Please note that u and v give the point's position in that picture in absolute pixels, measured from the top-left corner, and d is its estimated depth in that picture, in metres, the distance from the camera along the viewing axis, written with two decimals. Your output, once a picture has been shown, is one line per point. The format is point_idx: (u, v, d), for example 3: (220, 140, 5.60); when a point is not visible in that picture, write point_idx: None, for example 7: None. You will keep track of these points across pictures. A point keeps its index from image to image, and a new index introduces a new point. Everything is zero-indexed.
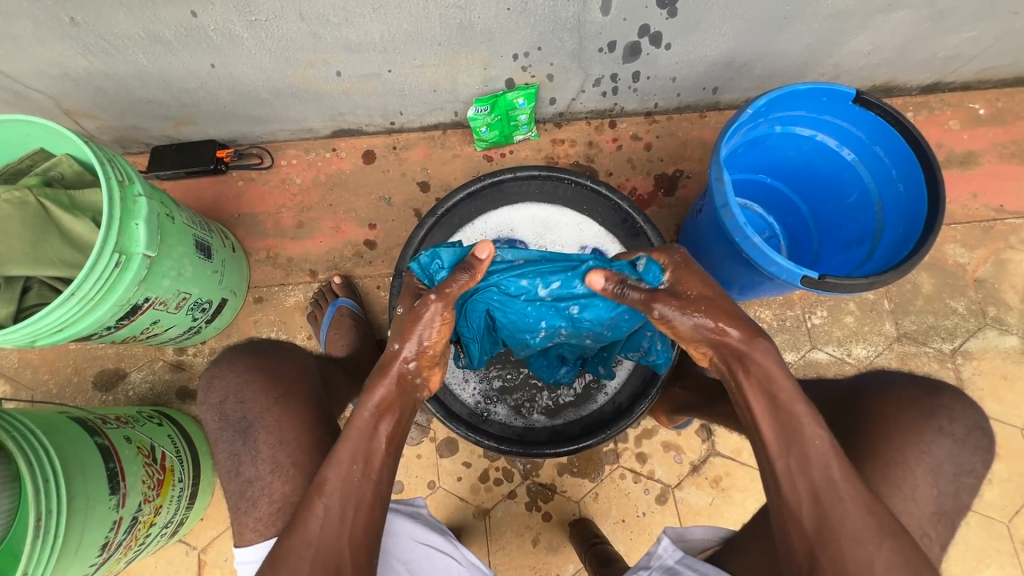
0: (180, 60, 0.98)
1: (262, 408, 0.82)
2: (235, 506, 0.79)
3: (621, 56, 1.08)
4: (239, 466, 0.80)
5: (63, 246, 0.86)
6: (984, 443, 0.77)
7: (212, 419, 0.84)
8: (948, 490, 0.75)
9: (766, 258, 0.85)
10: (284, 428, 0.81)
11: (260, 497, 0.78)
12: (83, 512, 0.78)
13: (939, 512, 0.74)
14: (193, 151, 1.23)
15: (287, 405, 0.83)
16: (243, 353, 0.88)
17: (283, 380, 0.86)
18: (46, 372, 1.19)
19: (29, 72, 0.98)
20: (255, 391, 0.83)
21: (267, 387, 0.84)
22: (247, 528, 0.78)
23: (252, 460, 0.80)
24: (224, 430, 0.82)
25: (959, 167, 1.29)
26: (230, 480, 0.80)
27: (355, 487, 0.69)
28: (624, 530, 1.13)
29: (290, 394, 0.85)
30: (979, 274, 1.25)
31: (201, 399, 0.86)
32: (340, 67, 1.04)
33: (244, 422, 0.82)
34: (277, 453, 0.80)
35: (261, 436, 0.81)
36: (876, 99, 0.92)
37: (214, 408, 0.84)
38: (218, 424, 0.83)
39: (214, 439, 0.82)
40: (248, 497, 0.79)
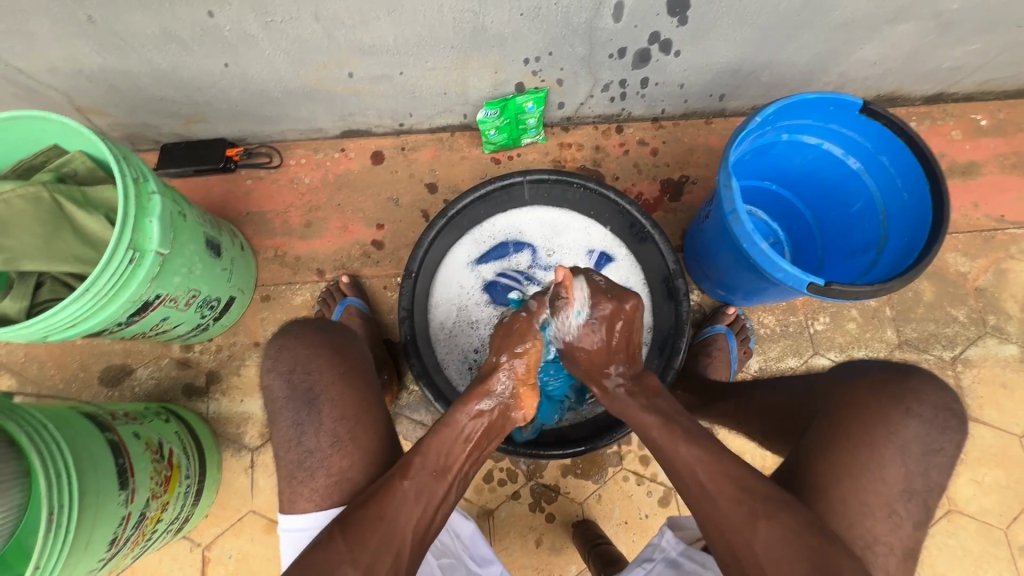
0: (194, 59, 0.98)
1: (327, 381, 0.79)
2: (290, 476, 0.77)
3: (631, 62, 1.09)
4: (299, 437, 0.77)
5: (76, 242, 0.86)
6: (954, 424, 0.70)
7: (278, 387, 0.79)
8: (916, 471, 0.69)
9: (774, 264, 0.87)
10: (347, 404, 0.79)
11: (317, 469, 0.76)
12: (93, 506, 0.79)
13: (908, 492, 0.68)
14: (203, 149, 1.23)
15: (353, 380, 0.81)
16: (311, 325, 0.84)
17: (348, 356, 0.83)
18: (52, 367, 1.19)
19: (44, 69, 0.98)
20: (324, 364, 0.80)
21: (334, 360, 0.81)
22: (300, 498, 0.76)
23: (314, 431, 0.77)
24: (289, 401, 0.78)
25: (960, 177, 1.31)
26: (287, 450, 0.77)
27: (427, 481, 0.72)
28: (627, 532, 1.14)
29: (354, 369, 0.82)
30: (980, 283, 1.26)
31: (267, 367, 0.81)
32: (352, 69, 1.05)
33: (309, 394, 0.78)
34: (338, 428, 0.77)
35: (324, 409, 0.78)
36: (883, 109, 0.93)
37: (280, 375, 0.80)
38: (284, 394, 0.79)
39: (278, 407, 0.78)
40: (305, 467, 0.77)
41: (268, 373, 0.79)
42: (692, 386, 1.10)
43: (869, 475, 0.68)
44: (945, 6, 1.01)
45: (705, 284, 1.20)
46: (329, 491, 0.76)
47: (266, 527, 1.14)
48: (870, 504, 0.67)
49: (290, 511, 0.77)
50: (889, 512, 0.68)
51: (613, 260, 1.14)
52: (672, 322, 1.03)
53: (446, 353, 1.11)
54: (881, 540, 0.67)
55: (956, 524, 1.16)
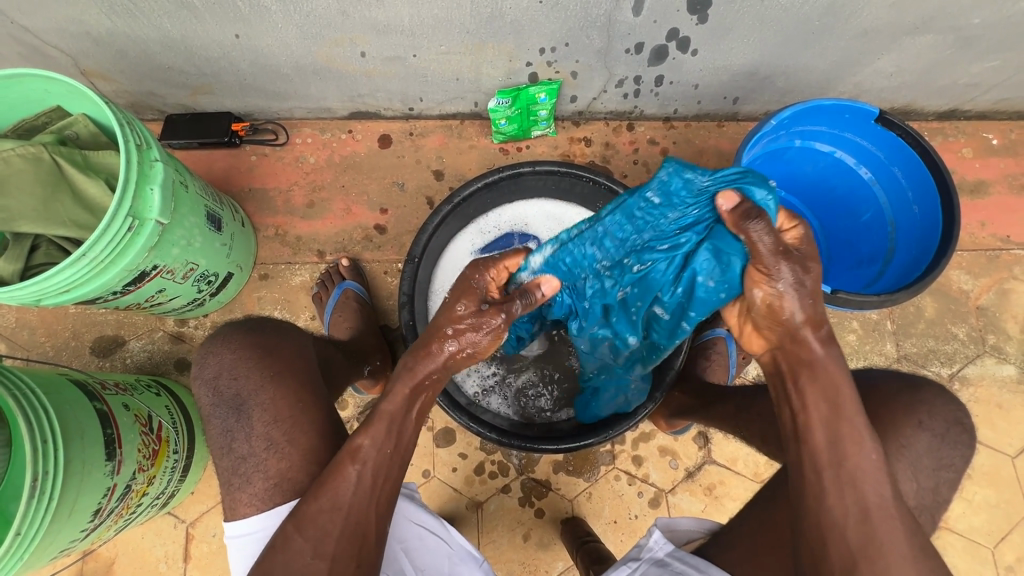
0: (204, 28, 0.97)
1: (255, 385, 0.80)
2: (228, 482, 0.78)
3: (647, 58, 1.08)
4: (231, 443, 0.79)
5: (75, 206, 0.84)
6: (966, 439, 0.74)
7: (205, 395, 0.82)
8: (927, 486, 0.73)
9: None
10: (279, 406, 0.80)
11: (255, 472, 0.77)
12: (78, 476, 0.77)
13: (917, 507, 0.72)
14: (208, 123, 1.22)
15: (284, 383, 0.81)
16: (237, 330, 0.86)
17: (278, 359, 0.84)
18: (43, 334, 1.17)
19: (51, 29, 0.96)
20: (249, 368, 0.82)
21: (262, 365, 0.82)
22: (240, 503, 0.76)
23: (246, 437, 0.78)
24: (217, 406, 0.80)
25: (969, 196, 1.31)
26: (222, 457, 0.79)
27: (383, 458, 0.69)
28: (616, 531, 1.13)
29: (286, 372, 0.83)
30: (982, 302, 1.26)
31: (195, 373, 0.84)
32: (365, 48, 1.03)
33: (238, 399, 0.80)
34: (270, 431, 0.78)
35: (255, 413, 0.79)
36: (898, 120, 0.93)
37: (207, 382, 0.82)
38: (212, 400, 0.81)
39: (206, 415, 0.81)
40: (241, 472, 0.77)
41: (195, 380, 0.82)
42: (689, 388, 1.09)
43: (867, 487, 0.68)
44: (966, 20, 1.00)
45: None
46: (285, 485, 0.76)
47: None
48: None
49: (277, 489, 0.75)
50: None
51: None
52: None
53: None
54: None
55: (944, 541, 1.16)
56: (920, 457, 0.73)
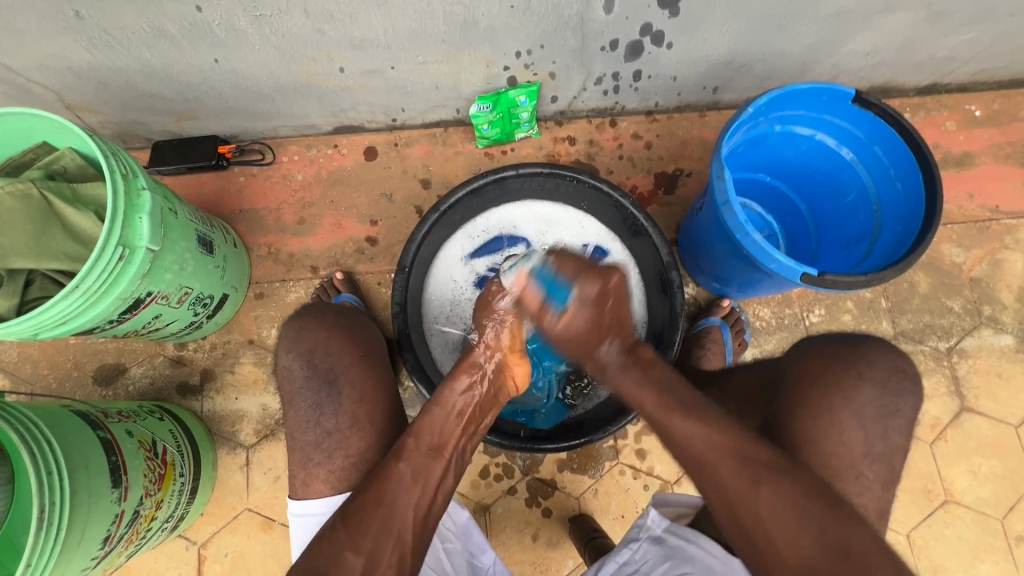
0: (183, 55, 0.98)
1: (348, 363, 0.80)
2: (306, 457, 0.78)
3: (623, 55, 1.08)
4: (318, 417, 0.78)
5: (66, 240, 0.86)
6: (908, 385, 0.74)
7: (297, 367, 0.80)
8: (875, 432, 0.73)
9: (767, 255, 0.86)
10: (365, 385, 0.80)
11: (336, 450, 0.78)
12: (86, 504, 0.78)
13: (869, 454, 0.73)
14: (195, 147, 1.23)
15: (375, 365, 0.83)
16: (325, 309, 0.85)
17: (368, 340, 0.85)
18: (46, 366, 1.19)
19: (32, 66, 0.98)
20: (343, 345, 0.81)
21: (353, 343, 0.83)
22: (315, 479, 0.77)
23: (334, 413, 0.78)
24: (309, 380, 0.79)
25: (955, 168, 1.31)
26: (304, 432, 0.78)
27: (425, 463, 0.72)
28: (624, 525, 1.14)
29: (374, 354, 0.84)
30: (975, 273, 1.26)
31: (284, 345, 0.81)
32: (344, 64, 1.04)
33: (331, 374, 0.80)
34: (356, 409, 0.79)
35: (344, 391, 0.79)
36: (876, 99, 0.92)
37: (300, 356, 0.80)
38: (304, 374, 0.79)
39: (296, 388, 0.78)
40: (322, 449, 0.77)
41: (288, 353, 0.79)
42: (685, 377, 1.10)
43: None
44: None
45: (701, 276, 1.21)
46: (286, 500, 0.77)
47: (262, 524, 1.13)
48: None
49: None
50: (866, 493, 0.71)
51: (610, 255, 1.12)
52: (666, 317, 1.02)
53: (439, 349, 1.09)
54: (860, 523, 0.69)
55: (952, 515, 1.16)
56: (877, 410, 0.73)
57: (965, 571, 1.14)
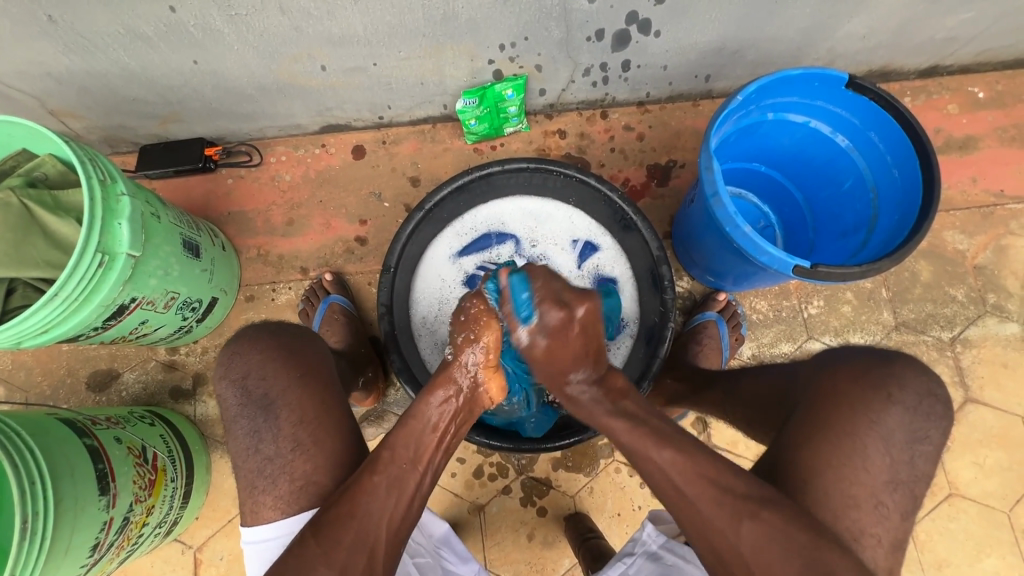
0: (162, 57, 0.96)
1: (284, 385, 0.76)
2: (251, 485, 0.74)
3: (610, 44, 1.06)
4: (258, 443, 0.74)
5: (47, 247, 0.85)
6: (939, 410, 0.69)
7: (233, 396, 0.77)
8: (901, 459, 0.67)
9: (757, 247, 0.83)
10: (306, 407, 0.76)
11: (280, 475, 0.73)
12: (71, 512, 0.78)
13: (893, 481, 0.66)
14: (182, 150, 1.22)
15: (314, 385, 0.78)
16: (264, 330, 0.81)
17: (308, 358, 0.80)
18: (40, 373, 1.19)
19: (12, 72, 0.97)
20: (278, 368, 0.77)
21: (290, 365, 0.78)
22: (264, 507, 0.73)
23: (273, 438, 0.74)
24: (244, 407, 0.76)
25: (957, 152, 1.27)
26: (245, 459, 0.75)
27: (400, 473, 0.70)
28: (620, 524, 1.12)
29: (314, 373, 0.79)
30: (979, 261, 1.23)
31: (222, 373, 0.78)
32: (325, 62, 1.02)
33: (267, 399, 0.76)
34: (297, 432, 0.74)
35: (281, 415, 0.75)
36: (870, 83, 0.89)
37: (234, 384, 0.77)
38: (239, 401, 0.76)
39: (232, 416, 0.76)
40: (266, 475, 0.74)
41: (221, 381, 0.76)
42: (681, 373, 1.08)
43: (853, 462, 0.66)
44: None
45: (695, 270, 1.19)
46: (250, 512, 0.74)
47: None
48: (868, 502, 0.65)
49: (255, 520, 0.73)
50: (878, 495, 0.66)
51: (601, 249, 1.10)
52: (658, 311, 0.99)
53: (429, 350, 1.07)
54: (872, 535, 0.64)
55: (956, 508, 1.13)
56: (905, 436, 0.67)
57: (970, 566, 1.11)
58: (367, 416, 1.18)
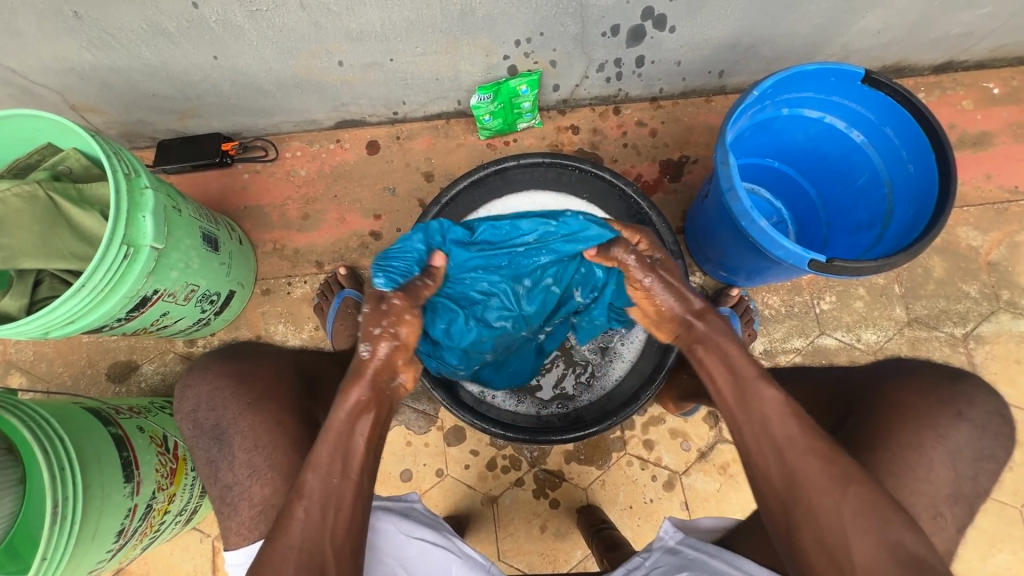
0: (183, 53, 0.98)
1: (234, 413, 0.85)
2: (219, 511, 0.82)
3: (624, 40, 1.06)
4: (217, 472, 0.83)
5: (73, 239, 0.87)
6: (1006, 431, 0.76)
7: (189, 427, 0.87)
8: (967, 475, 0.74)
9: (773, 241, 0.84)
10: (257, 433, 0.84)
11: (240, 500, 0.81)
12: (98, 499, 0.80)
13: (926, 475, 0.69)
14: (200, 145, 1.24)
15: (261, 410, 0.85)
16: (213, 360, 0.92)
17: (257, 385, 0.88)
18: (60, 364, 1.21)
19: (36, 67, 0.98)
20: (226, 397, 0.86)
21: (238, 394, 0.87)
22: (231, 532, 0.80)
23: (229, 466, 0.82)
24: (200, 438, 0.85)
25: (972, 149, 1.27)
26: (211, 485, 0.84)
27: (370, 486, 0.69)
28: (632, 516, 1.13)
29: (263, 399, 0.86)
30: (993, 257, 1.23)
31: (178, 408, 0.89)
32: (342, 57, 1.03)
33: (219, 429, 0.85)
34: (252, 457, 0.83)
35: (235, 442, 0.84)
36: (886, 78, 0.89)
37: (189, 416, 0.87)
38: (195, 432, 0.86)
39: (192, 445, 0.86)
40: (229, 501, 0.82)
41: (177, 416, 0.87)
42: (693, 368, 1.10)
43: None
44: None
45: (708, 266, 1.19)
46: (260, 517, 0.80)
47: None
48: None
49: None
50: None
51: None
52: None
53: None
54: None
55: None
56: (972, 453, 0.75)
57: (982, 561, 1.12)
58: None
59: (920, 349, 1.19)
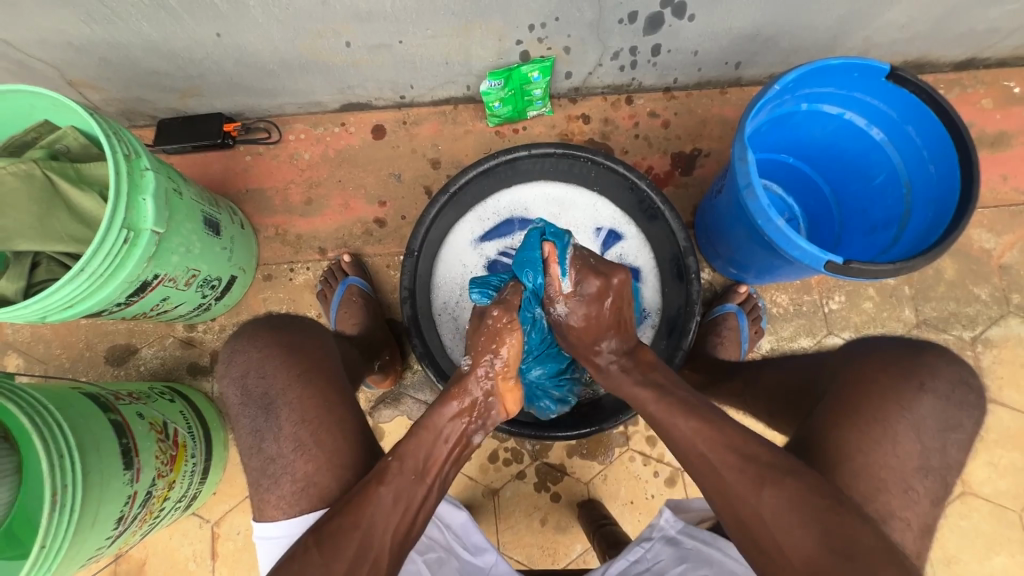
0: (185, 29, 0.94)
1: (283, 384, 0.76)
2: (257, 483, 0.74)
3: (642, 28, 1.03)
4: (260, 443, 0.74)
5: (71, 221, 0.84)
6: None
7: (234, 394, 0.77)
8: None
9: (789, 241, 0.82)
10: (306, 405, 0.74)
11: (283, 475, 0.73)
12: (98, 486, 0.79)
13: (924, 467, 0.65)
14: (201, 125, 1.20)
15: (312, 379, 0.77)
16: (264, 327, 0.81)
17: (307, 356, 0.79)
18: (59, 347, 1.19)
19: (32, 41, 0.95)
20: (277, 366, 0.77)
21: (289, 363, 0.77)
22: (269, 505, 0.73)
23: (274, 437, 0.73)
24: (245, 406, 0.76)
25: (989, 149, 1.25)
26: (250, 457, 0.75)
27: (407, 485, 0.69)
28: (633, 511, 1.13)
29: (313, 370, 0.78)
30: (1005, 260, 1.21)
31: (221, 371, 0.79)
32: (350, 37, 1.00)
33: (266, 398, 0.75)
34: (299, 431, 0.73)
35: (282, 413, 0.74)
36: (911, 75, 0.86)
37: (235, 381, 0.78)
38: (240, 400, 0.77)
39: (234, 415, 0.76)
40: (270, 474, 0.73)
41: (222, 380, 0.78)
42: (700, 365, 1.08)
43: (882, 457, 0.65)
44: None
45: (717, 262, 1.18)
46: None
47: None
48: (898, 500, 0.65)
49: (279, 506, 0.72)
50: (912, 502, 0.64)
51: (622, 239, 1.09)
52: (681, 303, 0.99)
53: (449, 335, 1.07)
54: (902, 518, 0.64)
55: (969, 506, 1.14)
56: None
57: (979, 563, 1.12)
58: (385, 398, 1.18)
59: None
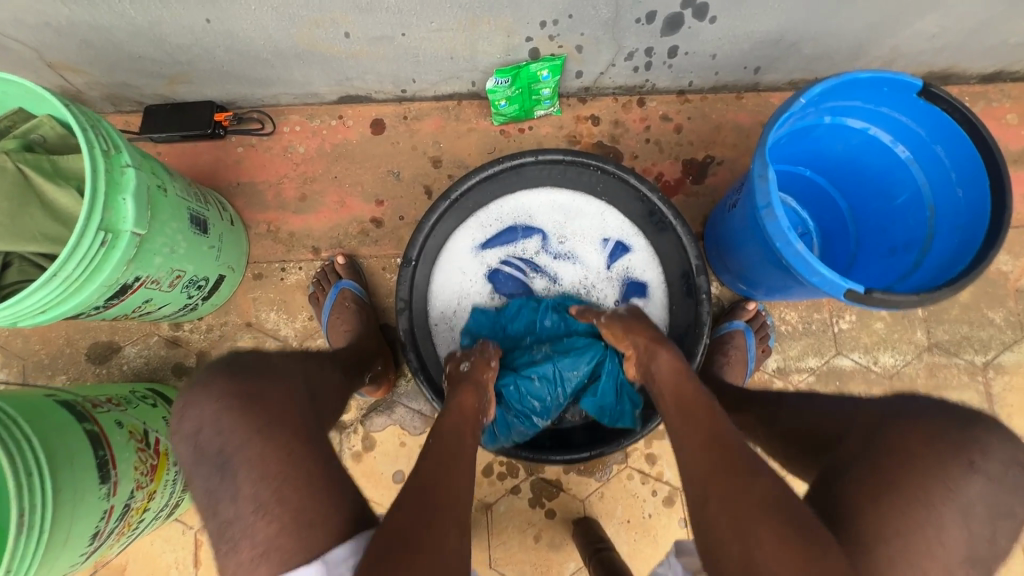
0: (172, 14, 0.88)
1: (241, 440, 0.62)
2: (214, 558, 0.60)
3: (659, 28, 0.97)
4: (215, 508, 0.61)
5: (45, 219, 0.79)
6: None
7: (188, 452, 0.64)
8: None
9: (808, 267, 0.77)
10: (268, 463, 0.61)
11: (242, 543, 0.59)
12: (70, 503, 0.75)
13: None
14: (190, 113, 1.14)
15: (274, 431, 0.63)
16: (222, 371, 0.68)
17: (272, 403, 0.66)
18: (38, 342, 1.14)
19: (7, 20, 0.88)
20: (233, 420, 0.63)
21: (247, 414, 0.64)
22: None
23: (230, 500, 0.60)
24: (200, 466, 0.63)
25: (1012, 167, 1.20)
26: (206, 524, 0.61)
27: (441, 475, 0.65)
28: (629, 531, 1.10)
29: (277, 422, 0.64)
30: (1021, 283, 1.18)
31: (173, 427, 0.66)
32: (349, 28, 0.94)
33: (221, 457, 0.62)
34: (258, 493, 0.60)
35: (239, 474, 0.61)
36: (945, 92, 0.81)
37: (187, 439, 0.65)
38: (194, 459, 0.64)
39: (188, 476, 0.63)
40: (228, 542, 0.60)
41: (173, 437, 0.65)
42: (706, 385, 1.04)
43: None
44: None
45: (726, 275, 1.13)
46: None
47: None
48: None
49: None
50: None
51: (629, 250, 1.05)
52: (690, 324, 0.94)
53: (446, 346, 1.03)
54: None
55: None
56: None
57: None
58: (376, 406, 1.14)
59: (936, 376, 1.15)
